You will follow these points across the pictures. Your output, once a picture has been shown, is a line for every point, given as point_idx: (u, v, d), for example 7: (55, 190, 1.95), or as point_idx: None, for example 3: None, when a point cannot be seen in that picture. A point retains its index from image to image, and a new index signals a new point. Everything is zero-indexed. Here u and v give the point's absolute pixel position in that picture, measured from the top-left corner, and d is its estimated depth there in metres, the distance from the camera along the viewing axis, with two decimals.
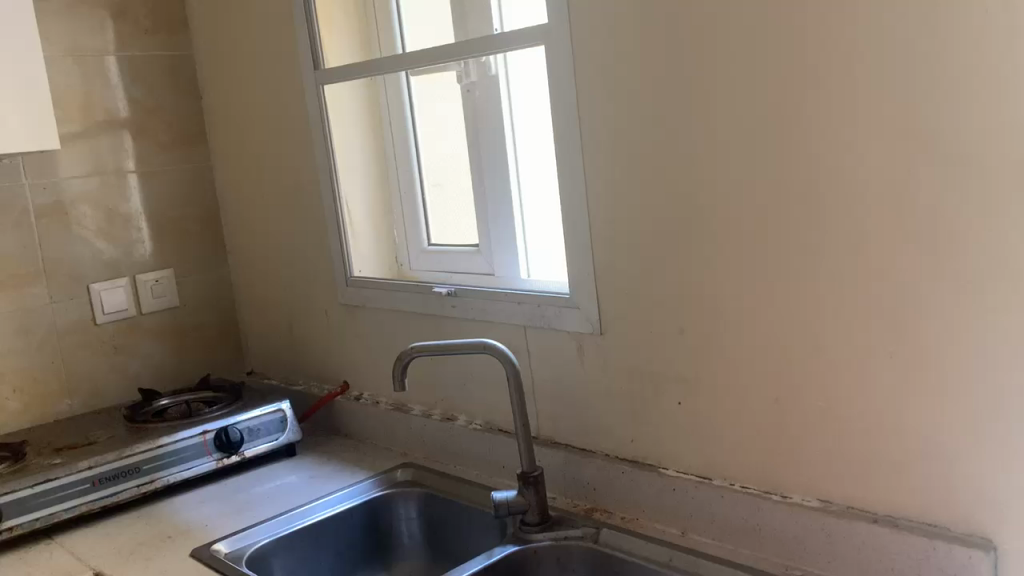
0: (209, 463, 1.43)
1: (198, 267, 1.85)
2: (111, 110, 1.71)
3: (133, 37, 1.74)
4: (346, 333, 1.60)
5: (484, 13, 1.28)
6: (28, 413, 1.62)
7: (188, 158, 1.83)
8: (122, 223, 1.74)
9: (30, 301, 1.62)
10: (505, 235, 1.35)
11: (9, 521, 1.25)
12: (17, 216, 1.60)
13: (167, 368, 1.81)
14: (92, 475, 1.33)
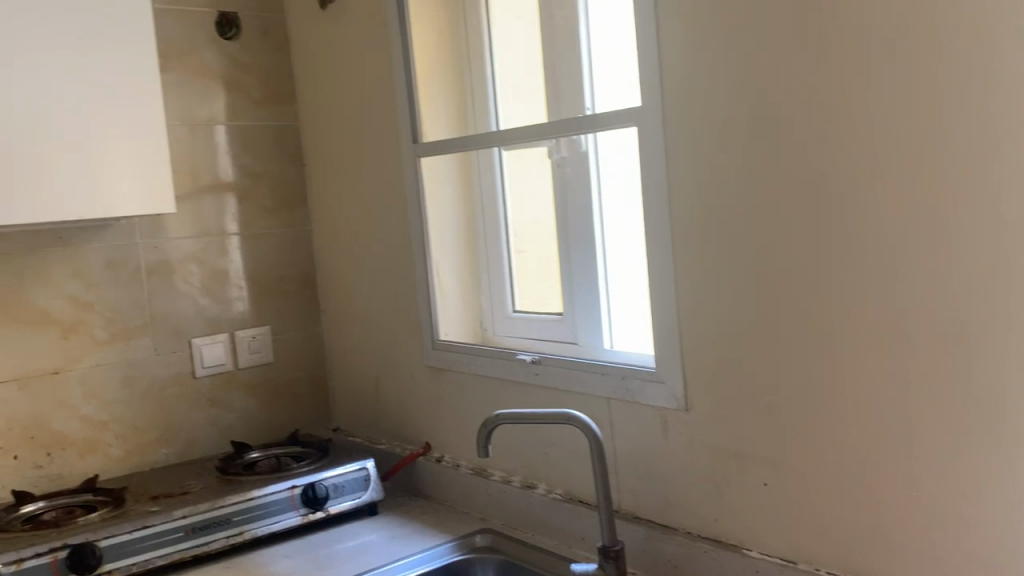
0: (296, 518, 1.47)
1: (293, 325, 1.93)
2: (220, 175, 1.82)
3: (244, 108, 1.85)
4: (431, 395, 1.64)
5: (577, 94, 1.33)
6: (127, 459, 1.71)
7: (289, 222, 1.93)
8: (224, 281, 1.84)
9: (136, 352, 1.72)
10: (590, 306, 1.37)
11: (108, 564, 1.31)
12: (130, 272, 1.71)
13: (257, 421, 1.88)
14: (186, 524, 1.38)
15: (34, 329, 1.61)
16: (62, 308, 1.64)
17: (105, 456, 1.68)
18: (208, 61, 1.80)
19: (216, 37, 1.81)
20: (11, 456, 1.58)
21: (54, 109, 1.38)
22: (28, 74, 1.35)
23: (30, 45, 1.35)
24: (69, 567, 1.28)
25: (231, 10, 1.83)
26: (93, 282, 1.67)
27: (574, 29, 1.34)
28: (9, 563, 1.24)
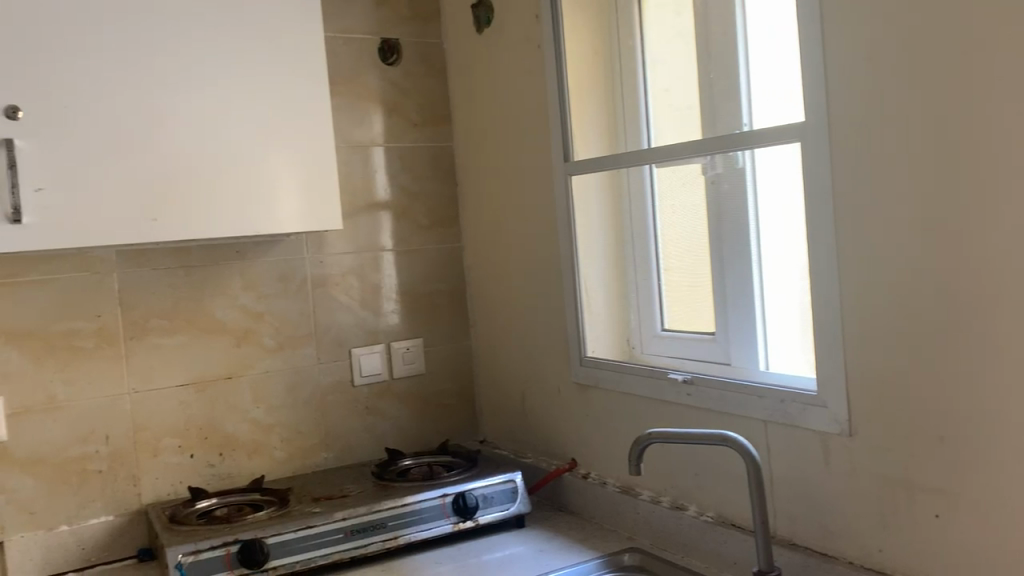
0: (448, 526, 1.51)
1: (443, 338, 1.99)
2: (379, 194, 1.91)
3: (403, 130, 1.93)
4: (579, 411, 1.65)
5: (734, 110, 1.31)
6: (290, 462, 1.81)
7: (442, 238, 1.99)
8: (381, 295, 1.92)
9: (302, 361, 1.82)
10: (744, 327, 1.35)
11: (274, 561, 1.39)
12: (298, 285, 1.82)
13: (409, 430, 1.95)
14: (345, 526, 1.45)
15: (211, 337, 1.73)
16: (236, 317, 1.76)
17: (271, 458, 1.79)
18: (370, 85, 1.89)
19: (378, 62, 1.90)
20: (189, 454, 1.71)
21: (233, 133, 1.48)
22: (210, 101, 1.46)
23: (212, 74, 1.46)
24: (240, 561, 1.36)
25: (393, 36, 1.92)
26: (264, 294, 1.79)
27: (731, 44, 1.32)
28: (188, 554, 1.33)
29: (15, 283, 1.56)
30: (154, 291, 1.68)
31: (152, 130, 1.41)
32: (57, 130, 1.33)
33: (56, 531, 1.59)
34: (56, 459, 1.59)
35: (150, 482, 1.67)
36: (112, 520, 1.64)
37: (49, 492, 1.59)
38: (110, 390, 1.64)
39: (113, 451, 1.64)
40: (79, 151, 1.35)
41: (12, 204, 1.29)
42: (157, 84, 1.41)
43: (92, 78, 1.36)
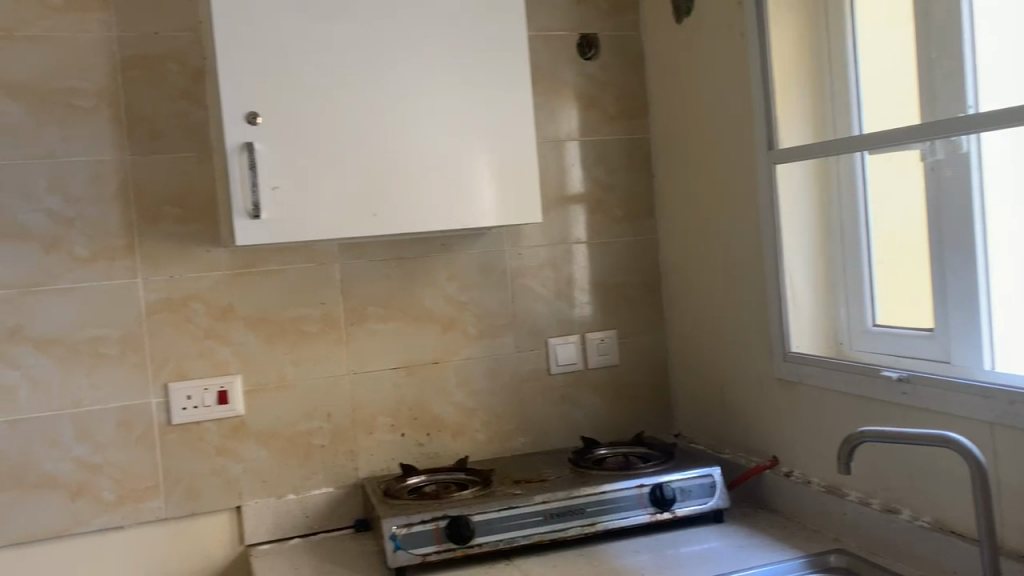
0: (645, 516, 1.53)
1: (638, 330, 2.00)
2: (576, 187, 1.94)
3: (599, 123, 1.96)
4: (780, 407, 1.61)
5: (959, 92, 1.23)
6: (491, 445, 1.89)
7: (638, 231, 2.00)
8: (576, 286, 1.95)
9: (501, 349, 1.90)
10: (968, 323, 1.27)
11: (479, 538, 1.46)
12: (498, 276, 1.89)
13: (605, 420, 1.97)
14: (545, 509, 1.50)
15: (419, 324, 1.84)
16: (442, 306, 1.86)
17: (473, 440, 1.88)
18: (568, 81, 1.93)
19: (576, 58, 1.94)
20: (399, 433, 1.83)
21: (443, 132, 1.56)
22: (422, 102, 1.55)
23: (424, 77, 1.55)
24: (447, 536, 1.44)
25: (591, 31, 1.95)
26: (467, 284, 1.87)
27: (956, 21, 1.24)
28: (401, 526, 1.43)
29: (251, 273, 1.74)
30: (369, 282, 1.81)
31: (370, 131, 1.51)
32: (289, 133, 1.47)
33: (284, 498, 1.76)
34: (284, 433, 1.76)
35: (366, 457, 1.81)
36: (332, 492, 1.79)
37: (278, 463, 1.76)
38: (331, 371, 1.79)
39: (333, 428, 1.79)
40: (308, 152, 1.48)
41: (252, 201, 1.44)
42: (374, 88, 1.52)
43: (319, 85, 1.48)
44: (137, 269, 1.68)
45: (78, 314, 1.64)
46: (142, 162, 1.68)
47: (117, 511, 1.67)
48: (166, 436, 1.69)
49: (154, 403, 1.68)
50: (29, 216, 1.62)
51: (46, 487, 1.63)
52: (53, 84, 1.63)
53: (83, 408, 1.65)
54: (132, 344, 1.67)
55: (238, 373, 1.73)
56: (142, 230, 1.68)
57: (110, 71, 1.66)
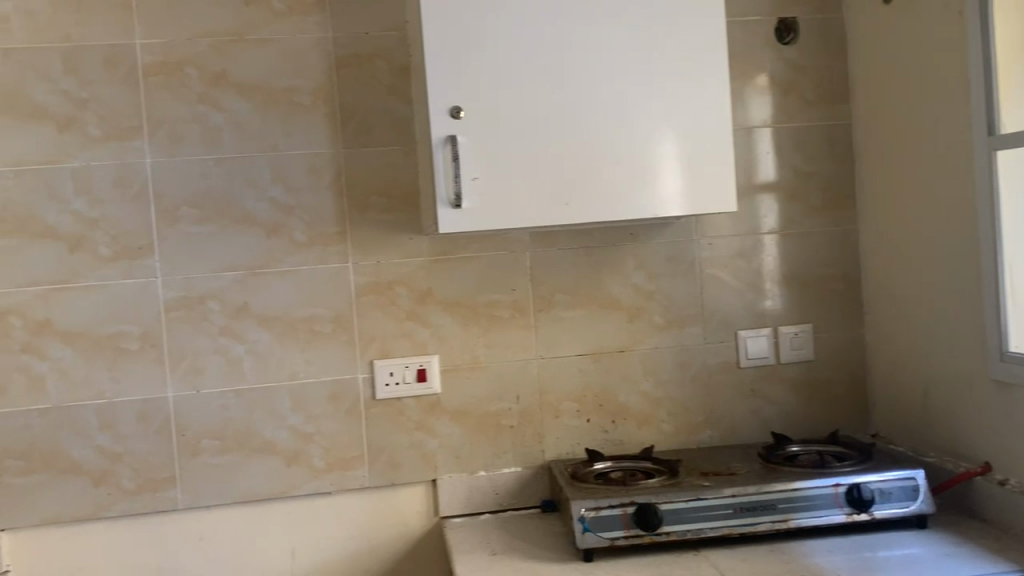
0: (841, 516, 1.48)
1: (835, 325, 1.92)
2: (770, 176, 1.89)
3: (797, 110, 1.90)
4: (996, 411, 1.50)
5: None
6: (677, 436, 1.89)
7: (837, 221, 1.92)
8: (767, 277, 1.91)
9: (688, 340, 1.89)
10: None
11: (667, 526, 1.46)
12: (688, 266, 1.88)
13: (797, 416, 1.92)
14: (736, 503, 1.48)
15: (608, 313, 1.87)
16: (630, 295, 1.87)
17: (659, 430, 1.88)
18: (765, 67, 1.88)
19: (774, 43, 1.89)
20: (586, 419, 1.86)
21: (637, 119, 1.56)
22: (617, 92, 1.56)
23: (619, 65, 1.56)
24: (636, 522, 1.46)
25: (790, 15, 1.89)
26: (656, 274, 1.87)
27: None
28: (590, 509, 1.46)
29: (449, 260, 1.82)
30: (560, 270, 1.85)
31: (565, 120, 1.55)
32: (489, 125, 1.52)
33: (475, 475, 1.84)
34: (477, 412, 1.84)
35: (553, 440, 1.86)
36: (521, 472, 1.85)
37: (471, 441, 1.84)
38: (523, 355, 1.85)
39: (523, 409, 1.85)
40: (505, 142, 1.53)
41: (454, 191, 1.51)
42: (570, 77, 1.55)
43: (517, 76, 1.53)
44: (348, 254, 1.80)
45: (295, 295, 1.79)
46: (353, 154, 1.80)
47: (326, 478, 1.81)
48: (370, 410, 1.81)
49: (361, 379, 1.81)
50: (255, 205, 1.78)
51: (266, 451, 1.79)
52: (277, 83, 1.78)
53: (299, 380, 1.79)
54: (342, 323, 1.80)
55: (436, 353, 1.82)
56: (352, 218, 1.80)
57: (326, 69, 1.79)
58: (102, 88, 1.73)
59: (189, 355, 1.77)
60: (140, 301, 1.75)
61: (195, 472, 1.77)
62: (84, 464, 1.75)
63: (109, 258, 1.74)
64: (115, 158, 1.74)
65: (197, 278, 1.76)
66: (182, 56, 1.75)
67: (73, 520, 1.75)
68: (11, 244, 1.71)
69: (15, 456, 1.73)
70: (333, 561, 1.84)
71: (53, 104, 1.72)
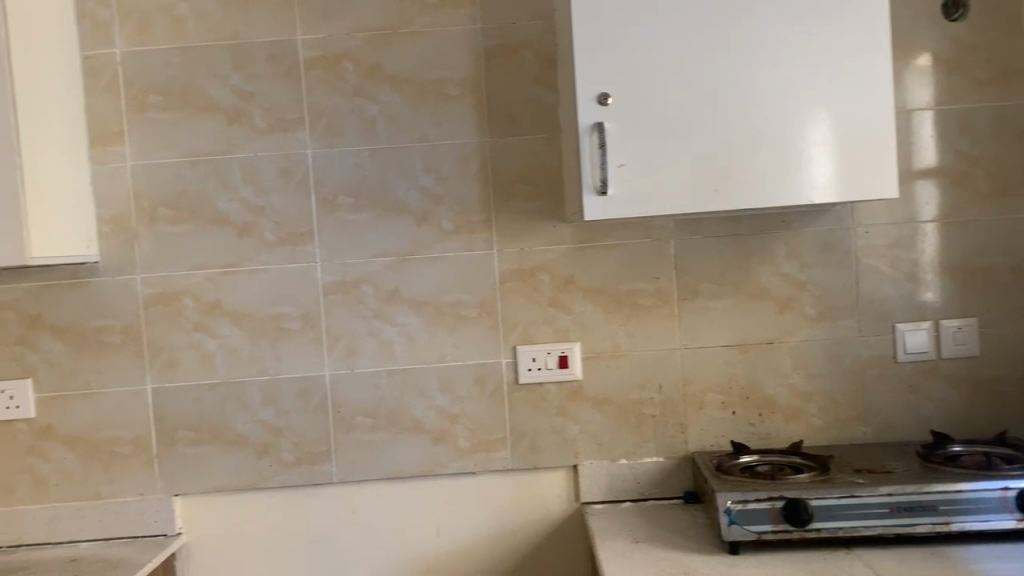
0: (1009, 522, 1.40)
1: (1004, 319, 1.81)
2: (934, 161, 1.79)
3: (965, 90, 1.79)
4: None
5: None
6: (827, 431, 1.82)
7: (1008, 208, 1.79)
8: (929, 268, 1.81)
9: (841, 332, 1.82)
10: None
11: (817, 523, 1.42)
12: (842, 255, 1.81)
13: (959, 415, 1.82)
14: (892, 502, 1.42)
15: (756, 302, 1.82)
16: (779, 285, 1.82)
17: (807, 425, 1.83)
18: (929, 46, 1.78)
19: (940, 20, 1.78)
20: (731, 410, 1.83)
21: (789, 101, 1.52)
22: (770, 78, 1.52)
23: (772, 46, 1.51)
24: (784, 517, 1.42)
25: None
26: (807, 263, 1.81)
27: None
28: (736, 501, 1.44)
29: (594, 247, 1.83)
30: (706, 258, 1.82)
31: (714, 104, 1.52)
32: (636, 110, 1.52)
33: (617, 463, 1.85)
34: (619, 400, 1.84)
35: (697, 430, 1.84)
36: (662, 461, 1.84)
37: (613, 428, 1.85)
38: (665, 345, 1.83)
39: (666, 399, 1.84)
40: (652, 127, 1.52)
41: (601, 178, 1.51)
42: (721, 62, 1.51)
43: (666, 60, 1.52)
44: (493, 242, 1.84)
45: (443, 280, 1.85)
46: (500, 143, 1.83)
47: (471, 458, 1.86)
48: (514, 394, 1.85)
49: (505, 364, 1.84)
50: (407, 193, 1.84)
51: (415, 431, 1.86)
52: (428, 74, 1.83)
53: (446, 363, 1.85)
54: (487, 309, 1.84)
55: (578, 340, 1.84)
56: (497, 206, 1.84)
57: (474, 59, 1.83)
58: (267, 83, 1.84)
59: (344, 337, 1.86)
60: (299, 284, 1.85)
61: (349, 448, 1.86)
62: (249, 437, 1.87)
63: (272, 244, 1.85)
64: (278, 149, 1.84)
65: (351, 263, 1.85)
66: (340, 51, 1.83)
67: (239, 488, 1.88)
68: (186, 230, 1.85)
69: (188, 427, 1.87)
70: (477, 540, 1.89)
71: (223, 99, 1.84)
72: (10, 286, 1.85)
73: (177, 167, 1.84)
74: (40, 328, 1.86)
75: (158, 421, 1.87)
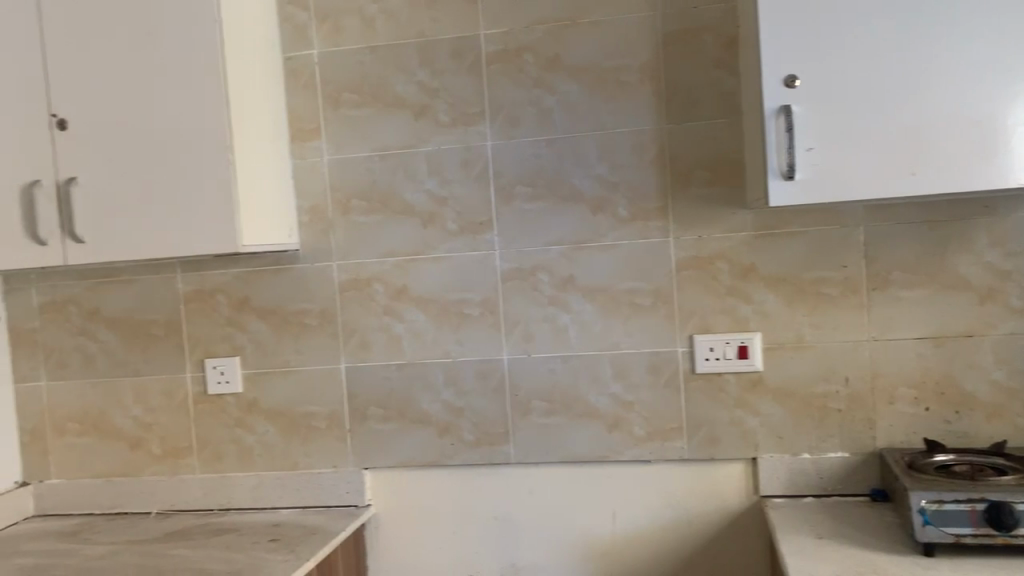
0: None
1: None
2: None
3: None
4: None
5: None
6: None
7: None
8: None
9: None
10: None
11: None
12: None
13: None
14: None
15: (954, 293, 1.72)
16: (981, 274, 1.71)
17: (1011, 424, 1.70)
18: None
19: None
20: (924, 406, 1.74)
21: (996, 77, 1.41)
22: (975, 53, 1.42)
23: (978, 18, 1.41)
24: (986, 520, 1.34)
25: None
26: (1013, 251, 1.69)
27: None
28: (932, 501, 1.37)
29: (776, 235, 1.78)
30: (898, 246, 1.73)
31: (912, 83, 1.44)
32: (825, 92, 1.47)
33: (798, 456, 1.80)
34: (801, 393, 1.79)
35: (886, 427, 1.76)
36: (848, 457, 1.78)
37: (795, 421, 1.80)
38: (852, 336, 1.76)
39: (852, 392, 1.77)
40: (842, 110, 1.46)
41: (787, 162, 1.48)
42: (920, 38, 1.43)
43: (858, 38, 1.45)
44: (670, 229, 1.83)
45: (619, 268, 1.86)
46: (678, 130, 1.82)
47: (646, 446, 1.86)
48: (690, 383, 1.83)
49: (682, 352, 1.84)
50: (584, 181, 1.86)
51: (590, 417, 1.89)
52: (606, 64, 1.84)
53: (621, 350, 1.86)
54: (663, 297, 1.84)
55: (759, 330, 1.80)
56: (675, 193, 1.82)
57: (653, 46, 1.82)
58: (451, 78, 1.91)
59: (523, 322, 1.91)
60: (480, 271, 1.92)
61: (526, 431, 1.91)
62: (432, 416, 1.96)
63: (455, 233, 1.92)
64: (461, 141, 1.91)
65: (530, 251, 1.89)
66: (520, 44, 1.87)
67: (422, 465, 1.97)
68: (376, 220, 1.96)
69: (377, 405, 1.98)
70: (652, 528, 1.89)
71: (410, 94, 1.93)
72: (222, 271, 2.03)
73: (368, 160, 1.95)
74: (247, 310, 2.03)
75: (350, 399, 1.99)
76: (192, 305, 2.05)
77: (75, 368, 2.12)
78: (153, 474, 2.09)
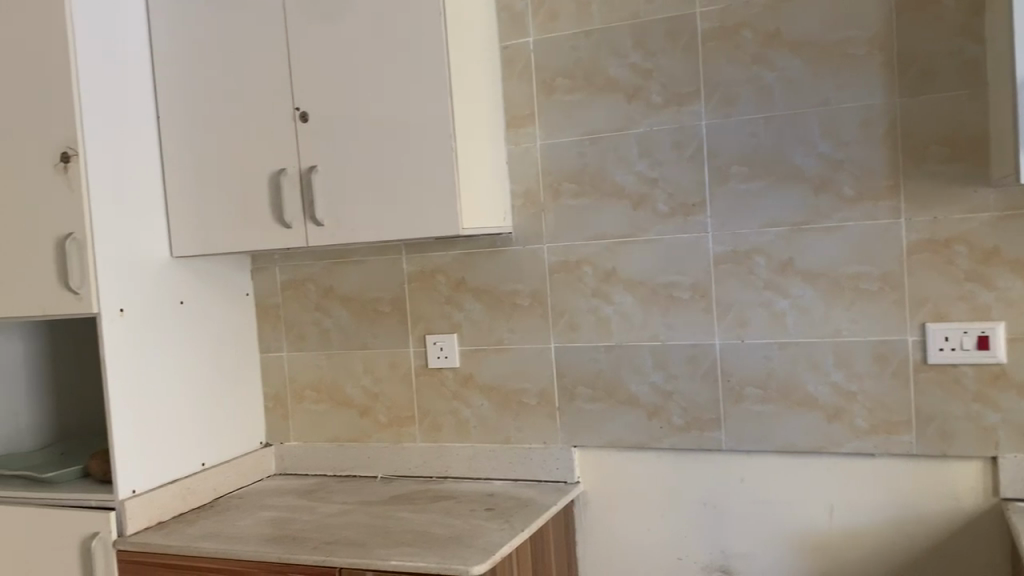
0: None
1: None
2: None
3: None
4: None
5: None
6: None
7: None
8: None
9: None
10: None
11: None
12: None
13: None
14: None
15: None
16: None
17: None
18: None
19: None
20: None
21: None
22: None
23: None
24: None
25: None
26: None
27: None
28: None
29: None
30: None
31: None
32: None
33: None
34: None
35: None
36: None
37: None
38: None
39: None
40: None
41: None
42: None
43: None
44: (901, 210, 1.72)
45: (842, 251, 1.77)
46: (912, 104, 1.70)
47: (869, 438, 1.77)
48: (920, 374, 1.72)
49: (912, 341, 1.73)
50: (805, 160, 1.79)
51: (808, 405, 1.82)
52: (832, 36, 1.75)
53: (843, 337, 1.78)
54: (892, 282, 1.74)
55: (1002, 319, 1.66)
56: (906, 172, 1.71)
57: (884, 15, 1.71)
58: (665, 58, 1.89)
59: (736, 306, 1.87)
60: (692, 254, 1.90)
61: (739, 417, 1.88)
62: (642, 399, 1.97)
63: (666, 215, 1.91)
64: (674, 123, 1.89)
65: (745, 233, 1.85)
66: (738, 20, 1.83)
67: (631, 446, 1.99)
68: (589, 203, 1.98)
69: (586, 385, 2.02)
70: (874, 524, 1.80)
71: (623, 76, 1.93)
72: (442, 253, 2.14)
73: (581, 144, 1.98)
74: (465, 290, 2.12)
75: (561, 377, 2.04)
76: (415, 284, 2.18)
77: (313, 341, 2.32)
78: (378, 441, 2.26)
